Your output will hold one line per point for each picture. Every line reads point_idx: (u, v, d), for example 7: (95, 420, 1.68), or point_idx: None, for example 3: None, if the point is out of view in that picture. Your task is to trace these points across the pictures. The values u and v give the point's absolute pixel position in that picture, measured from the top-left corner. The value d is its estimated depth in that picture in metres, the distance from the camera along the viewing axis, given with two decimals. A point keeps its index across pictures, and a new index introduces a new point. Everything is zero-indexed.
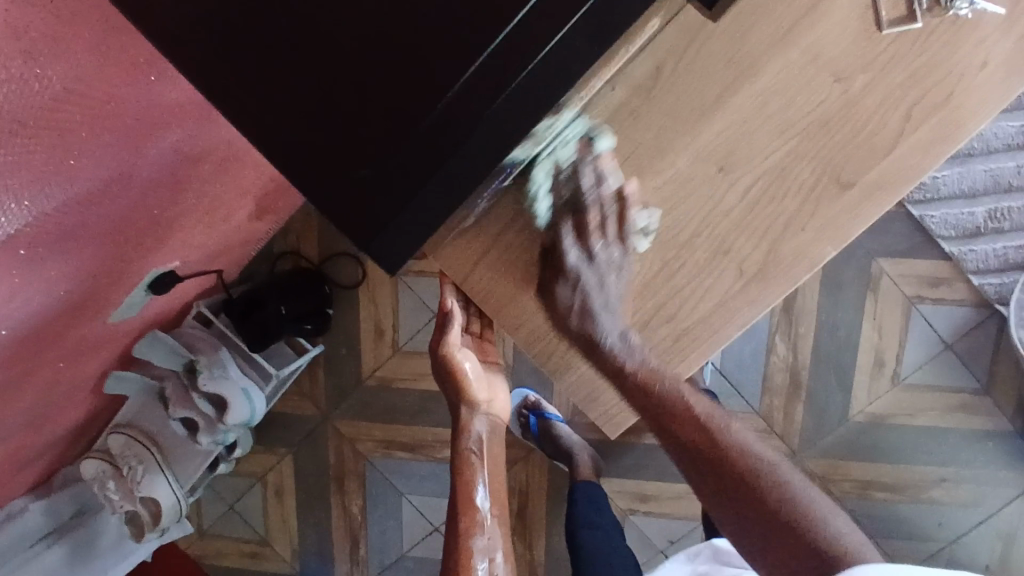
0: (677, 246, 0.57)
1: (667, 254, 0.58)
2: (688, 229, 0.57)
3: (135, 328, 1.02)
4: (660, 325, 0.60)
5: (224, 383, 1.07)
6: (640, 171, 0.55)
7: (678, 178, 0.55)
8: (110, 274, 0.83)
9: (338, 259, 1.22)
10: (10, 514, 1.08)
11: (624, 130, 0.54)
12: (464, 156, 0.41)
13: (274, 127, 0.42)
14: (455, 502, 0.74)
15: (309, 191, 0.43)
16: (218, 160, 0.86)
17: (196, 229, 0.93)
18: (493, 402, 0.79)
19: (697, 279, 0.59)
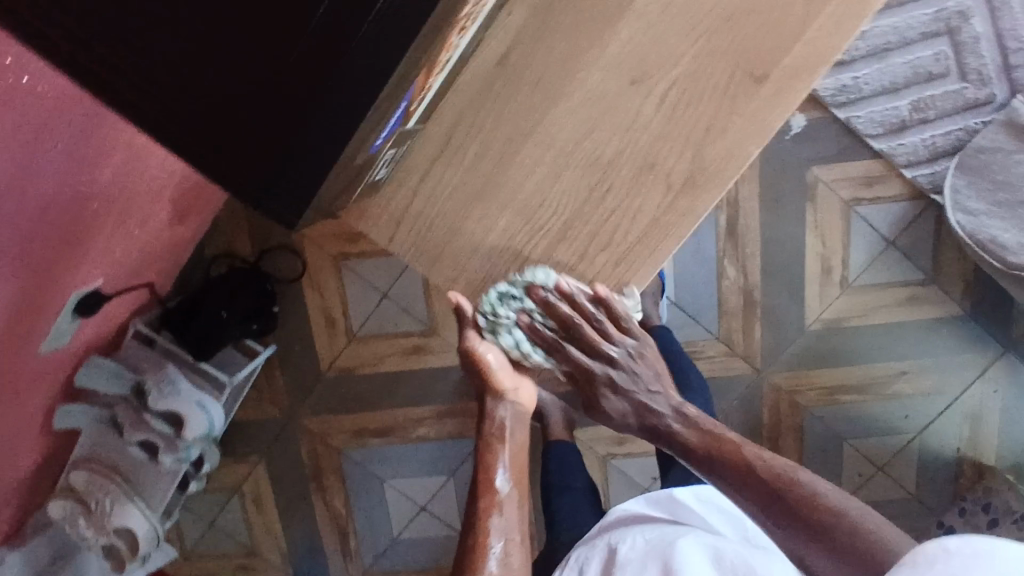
0: (600, 167, 0.56)
1: (591, 177, 0.56)
2: (609, 149, 0.55)
3: (70, 357, 0.97)
4: (598, 253, 0.58)
5: (176, 399, 1.02)
6: (551, 95, 0.55)
7: (592, 95, 0.55)
8: (27, 302, 0.77)
9: (274, 253, 1.17)
10: None
11: (528, 50, 0.55)
12: (352, 79, 0.40)
13: (145, 89, 0.39)
14: (477, 482, 0.76)
15: (187, 146, 0.41)
16: (120, 162, 0.81)
17: (113, 242, 0.88)
18: (520, 392, 0.78)
19: (626, 198, 0.56)
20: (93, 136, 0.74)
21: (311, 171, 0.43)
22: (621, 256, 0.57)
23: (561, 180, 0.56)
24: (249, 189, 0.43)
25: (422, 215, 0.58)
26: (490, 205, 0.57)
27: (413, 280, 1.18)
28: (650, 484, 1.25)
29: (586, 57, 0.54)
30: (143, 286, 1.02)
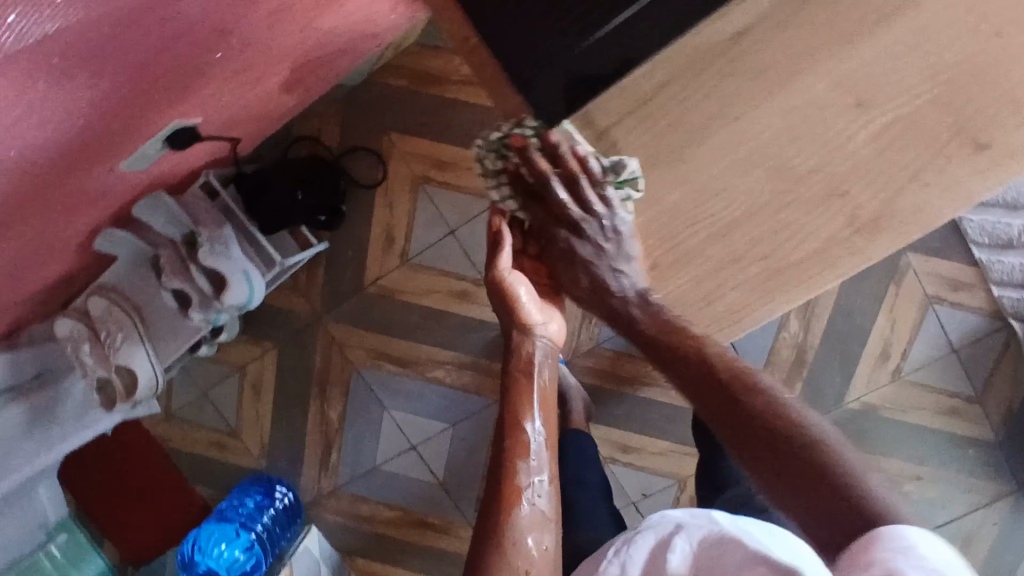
0: (795, 179, 0.62)
1: (783, 185, 0.62)
2: (816, 163, 0.61)
3: (134, 187, 0.93)
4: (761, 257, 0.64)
5: (225, 262, 0.99)
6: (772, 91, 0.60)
7: (815, 101, 0.59)
8: (123, 114, 0.72)
9: (359, 154, 1.14)
10: None
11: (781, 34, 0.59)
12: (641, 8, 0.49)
13: None
14: (502, 424, 0.73)
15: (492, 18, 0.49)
16: (268, 10, 0.72)
17: (227, 90, 0.82)
18: (551, 326, 0.79)
19: (808, 216, 0.63)
20: None
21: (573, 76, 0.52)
22: (774, 268, 0.64)
23: (750, 175, 0.62)
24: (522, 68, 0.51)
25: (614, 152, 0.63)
26: (686, 169, 0.63)
27: (484, 227, 1.15)
28: (637, 498, 1.23)
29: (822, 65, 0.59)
30: (230, 141, 0.97)
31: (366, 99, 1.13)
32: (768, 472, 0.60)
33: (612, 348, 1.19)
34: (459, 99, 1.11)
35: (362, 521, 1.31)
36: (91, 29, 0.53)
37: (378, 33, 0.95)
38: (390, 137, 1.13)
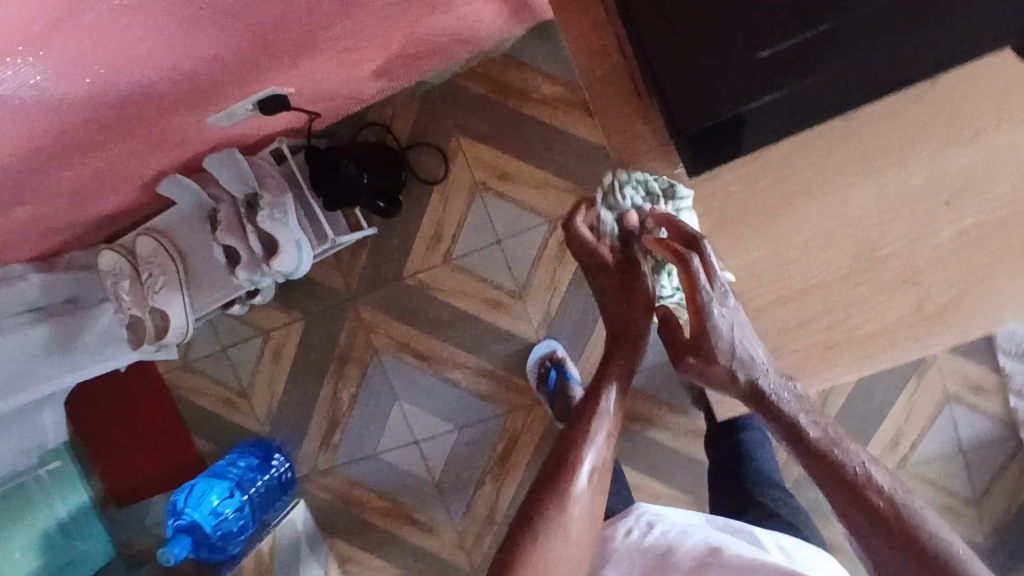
0: (871, 260, 0.65)
1: (857, 265, 0.65)
2: (892, 248, 0.64)
3: (213, 140, 0.96)
4: (831, 327, 0.67)
5: (280, 229, 1.02)
6: (869, 172, 0.62)
7: (906, 192, 0.62)
8: (230, 73, 0.75)
9: (425, 151, 1.17)
10: (8, 277, 1.07)
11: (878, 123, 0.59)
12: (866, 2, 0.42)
13: None
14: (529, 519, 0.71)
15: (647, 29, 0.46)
16: (390, 3, 0.75)
17: (328, 66, 0.85)
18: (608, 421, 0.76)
19: (875, 299, 0.66)
20: None
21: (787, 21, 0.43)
22: (838, 340, 0.68)
23: (829, 249, 0.65)
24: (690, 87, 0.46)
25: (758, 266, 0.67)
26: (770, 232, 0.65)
27: (531, 242, 1.18)
28: None
29: (913, 157, 0.60)
30: (310, 115, 1.00)
31: (443, 99, 1.16)
32: (848, 505, 0.60)
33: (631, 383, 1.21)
34: (534, 117, 1.14)
35: (350, 504, 1.32)
36: None
37: (475, 39, 0.98)
38: (459, 139, 1.16)
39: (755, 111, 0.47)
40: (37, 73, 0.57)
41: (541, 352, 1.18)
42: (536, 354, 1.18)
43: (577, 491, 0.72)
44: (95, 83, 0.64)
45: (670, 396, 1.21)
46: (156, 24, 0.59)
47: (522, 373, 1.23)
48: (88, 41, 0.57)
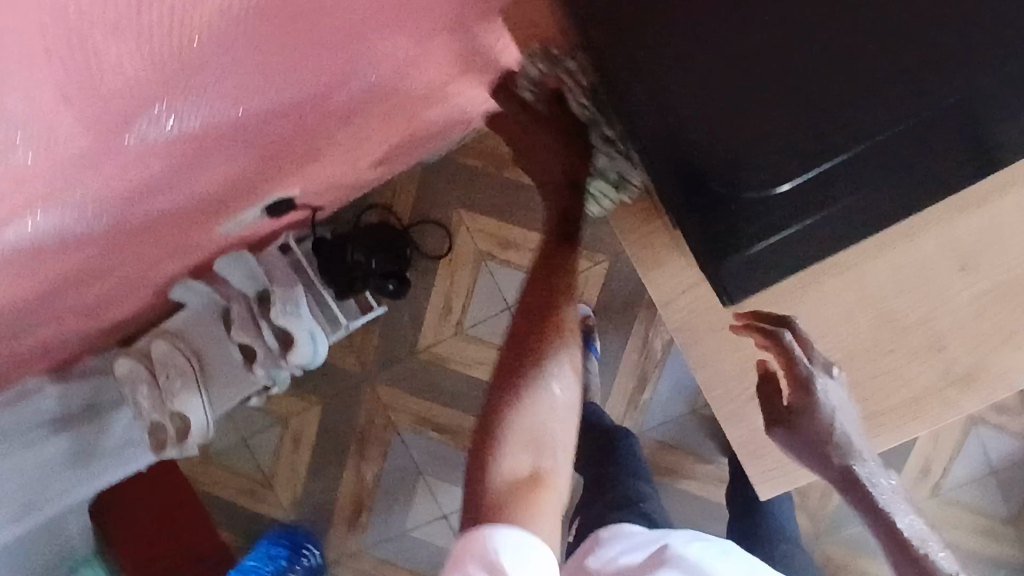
0: (893, 330, 0.63)
1: (880, 335, 0.63)
2: (912, 317, 0.62)
3: (222, 244, 0.96)
4: (866, 400, 0.65)
5: (294, 323, 1.02)
6: (887, 257, 0.60)
7: (921, 263, 0.60)
8: (238, 186, 0.76)
9: (429, 227, 1.19)
10: (25, 391, 1.03)
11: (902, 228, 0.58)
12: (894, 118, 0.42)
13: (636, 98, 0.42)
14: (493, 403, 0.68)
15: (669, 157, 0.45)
16: (390, 106, 0.77)
17: (331, 166, 0.87)
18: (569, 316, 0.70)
19: (903, 367, 0.64)
20: (396, 83, 0.71)
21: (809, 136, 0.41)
22: (877, 412, 0.65)
23: (853, 323, 0.63)
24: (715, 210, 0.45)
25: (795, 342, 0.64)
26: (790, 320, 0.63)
27: None
28: None
29: (927, 231, 0.59)
30: (314, 208, 1.01)
31: (441, 176, 1.17)
32: None
33: (655, 435, 1.20)
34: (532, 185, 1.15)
35: None
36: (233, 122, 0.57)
37: (469, 120, 1.00)
38: (460, 214, 1.18)
39: (796, 231, 0.47)
40: (55, 221, 0.58)
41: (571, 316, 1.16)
42: None
43: (546, 388, 0.67)
44: (111, 218, 0.65)
45: (695, 444, 1.20)
46: (169, 161, 0.60)
47: None
48: (105, 186, 0.57)
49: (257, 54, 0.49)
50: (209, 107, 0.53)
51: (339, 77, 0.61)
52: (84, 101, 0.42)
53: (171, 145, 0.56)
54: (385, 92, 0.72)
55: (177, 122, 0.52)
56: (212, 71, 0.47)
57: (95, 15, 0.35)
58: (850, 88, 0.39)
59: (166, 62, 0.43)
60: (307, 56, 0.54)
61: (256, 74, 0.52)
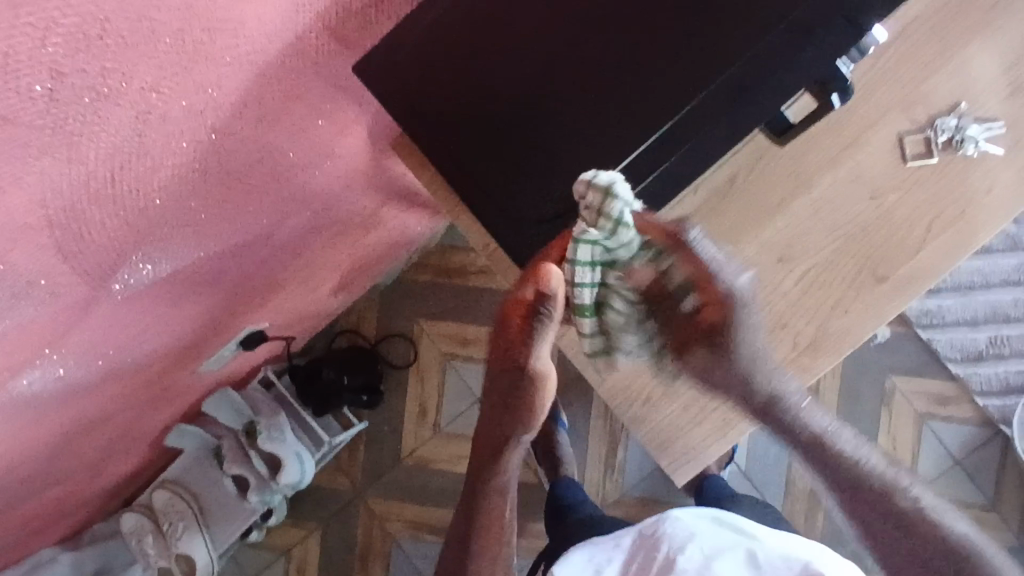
0: None
1: None
2: None
3: (207, 385, 1.08)
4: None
5: (281, 446, 1.12)
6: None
7: (746, 261, 0.67)
8: (214, 323, 0.90)
9: (393, 340, 1.31)
10: (35, 564, 1.08)
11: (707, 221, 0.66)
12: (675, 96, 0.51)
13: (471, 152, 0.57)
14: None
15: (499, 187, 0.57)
16: (331, 235, 0.93)
17: (292, 296, 1.01)
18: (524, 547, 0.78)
19: None
20: (332, 213, 0.87)
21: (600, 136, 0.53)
22: (739, 396, 0.69)
23: None
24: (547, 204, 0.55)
25: None
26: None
27: None
28: None
29: (747, 233, 0.67)
30: (286, 339, 1.14)
31: (397, 293, 1.32)
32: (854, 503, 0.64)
33: (636, 494, 1.26)
34: (478, 288, 1.29)
35: None
36: (199, 262, 0.72)
37: (409, 239, 1.17)
38: (419, 323, 1.31)
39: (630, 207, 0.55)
40: (59, 369, 0.70)
41: None
42: None
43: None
44: (107, 364, 0.78)
45: (676, 495, 1.25)
46: (150, 305, 0.74)
47: (536, 516, 1.28)
48: (101, 332, 0.71)
49: (208, 200, 0.64)
50: (177, 254, 0.68)
51: (281, 212, 0.77)
52: (76, 255, 0.56)
53: (151, 290, 0.71)
54: (324, 222, 0.88)
55: (154, 268, 0.67)
56: (175, 219, 0.62)
57: (81, 185, 0.50)
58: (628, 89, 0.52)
59: (138, 213, 0.58)
60: (250, 199, 0.69)
61: (208, 216, 0.66)
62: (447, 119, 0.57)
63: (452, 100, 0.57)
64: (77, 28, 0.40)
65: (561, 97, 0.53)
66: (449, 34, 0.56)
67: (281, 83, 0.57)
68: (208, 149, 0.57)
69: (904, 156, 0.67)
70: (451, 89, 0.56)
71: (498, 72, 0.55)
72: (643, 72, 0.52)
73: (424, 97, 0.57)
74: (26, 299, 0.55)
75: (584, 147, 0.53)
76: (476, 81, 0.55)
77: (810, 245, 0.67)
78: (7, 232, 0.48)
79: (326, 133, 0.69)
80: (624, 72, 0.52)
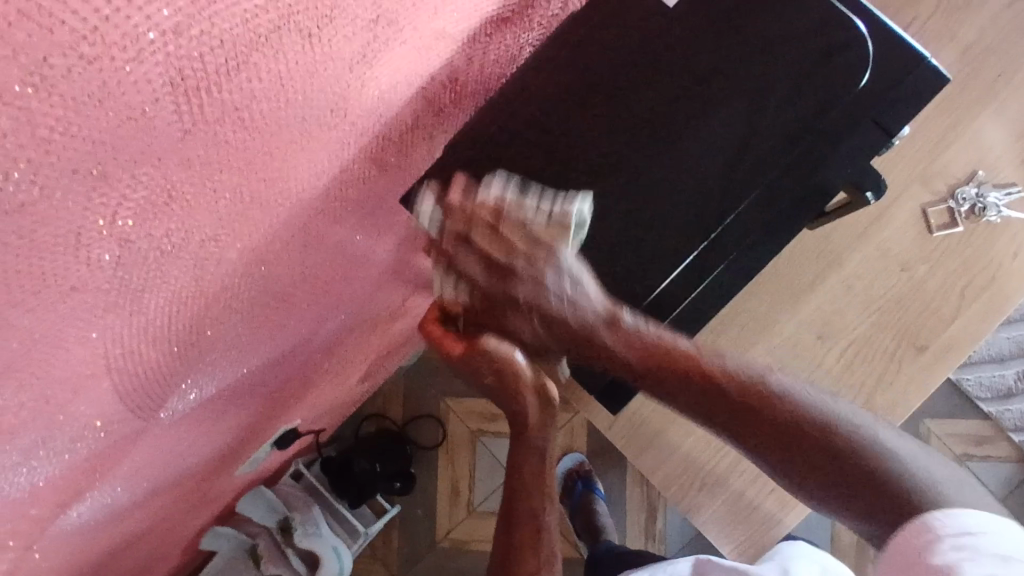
0: None
1: None
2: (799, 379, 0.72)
3: (242, 486, 1.07)
4: (777, 470, 0.71)
5: (318, 541, 1.12)
6: (761, 332, 0.72)
7: (790, 336, 0.73)
8: (252, 427, 0.90)
9: (421, 421, 1.31)
10: None
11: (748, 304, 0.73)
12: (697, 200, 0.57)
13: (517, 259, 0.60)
14: None
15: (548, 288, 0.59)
16: (362, 330, 0.94)
17: (326, 390, 1.02)
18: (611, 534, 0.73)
19: None
20: (364, 312, 0.89)
21: (641, 236, 0.58)
22: (791, 480, 0.70)
23: None
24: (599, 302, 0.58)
25: (694, 431, 0.72)
26: None
27: None
28: None
29: (786, 310, 0.73)
30: (316, 430, 1.14)
31: (421, 373, 1.32)
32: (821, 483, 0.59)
33: None
34: None
35: None
36: (240, 378, 0.73)
37: None
38: (445, 402, 1.31)
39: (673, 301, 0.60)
40: (103, 498, 0.69)
41: (570, 466, 1.25)
42: (564, 468, 1.25)
43: None
44: (150, 484, 0.77)
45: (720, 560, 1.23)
46: (194, 422, 0.74)
47: None
48: (146, 457, 0.71)
49: (253, 323, 0.65)
50: (220, 373, 0.68)
51: (318, 319, 0.78)
52: (130, 392, 0.57)
53: (195, 410, 0.71)
54: (357, 321, 0.89)
55: (201, 390, 0.68)
56: (221, 344, 0.63)
57: (141, 330, 0.51)
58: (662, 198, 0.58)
59: (190, 346, 0.59)
60: (290, 314, 0.70)
61: (252, 336, 0.67)
62: None
63: (495, 209, 0.60)
64: (145, 198, 0.41)
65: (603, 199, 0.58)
66: (492, 162, 0.60)
67: (324, 212, 0.59)
68: (257, 279, 0.58)
69: (929, 228, 0.72)
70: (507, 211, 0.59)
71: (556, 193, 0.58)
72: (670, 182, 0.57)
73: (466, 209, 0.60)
74: (83, 442, 0.55)
75: (639, 257, 0.59)
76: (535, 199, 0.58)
77: (850, 317, 0.73)
78: (71, 386, 0.48)
79: (362, 245, 0.71)
80: (661, 175, 0.58)
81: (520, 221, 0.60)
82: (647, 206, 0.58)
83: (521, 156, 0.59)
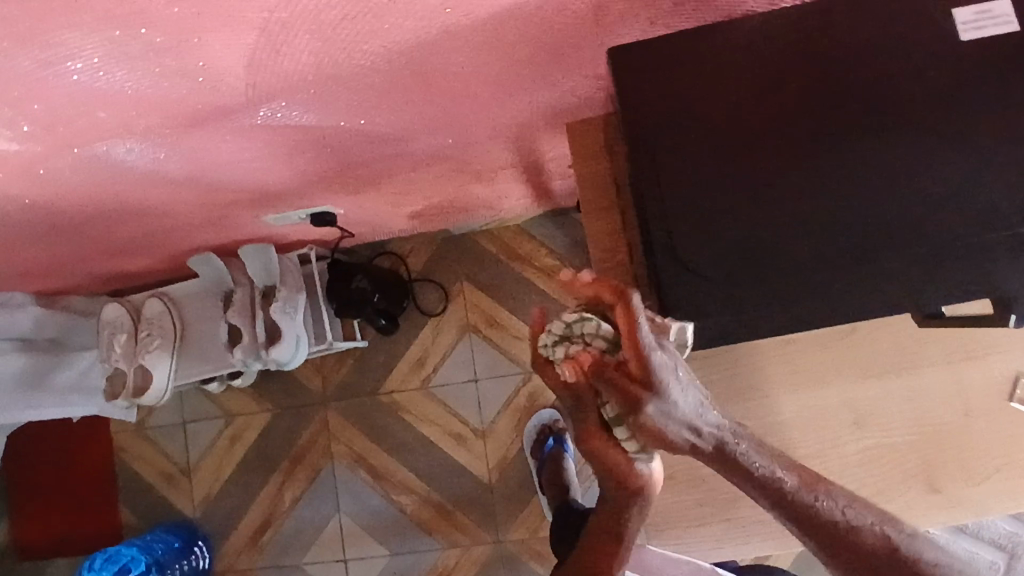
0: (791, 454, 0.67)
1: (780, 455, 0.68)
2: None
3: (254, 235, 1.08)
4: (746, 506, 0.69)
5: (287, 322, 1.11)
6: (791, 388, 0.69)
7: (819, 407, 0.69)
8: (305, 188, 0.91)
9: (430, 285, 1.31)
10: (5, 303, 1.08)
11: (804, 355, 0.69)
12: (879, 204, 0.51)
13: (661, 152, 0.54)
14: None
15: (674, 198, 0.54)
16: (448, 169, 0.93)
17: (377, 201, 1.02)
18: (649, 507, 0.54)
19: None
20: (465, 154, 0.88)
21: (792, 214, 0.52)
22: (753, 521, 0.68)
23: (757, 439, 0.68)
24: (700, 242, 0.54)
25: None
26: None
27: (502, 388, 1.28)
28: None
29: (829, 383, 0.69)
30: (342, 232, 1.14)
31: (459, 246, 1.30)
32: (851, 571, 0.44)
33: None
34: (529, 280, 1.28)
35: None
36: (336, 130, 0.73)
37: (498, 207, 1.17)
38: (461, 284, 1.30)
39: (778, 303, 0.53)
40: (160, 156, 0.71)
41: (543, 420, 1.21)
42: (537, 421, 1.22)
43: None
44: (199, 174, 0.79)
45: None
46: (274, 145, 0.75)
47: (467, 511, 1.27)
48: (215, 146, 0.72)
49: (384, 87, 0.64)
50: (321, 112, 0.68)
51: (431, 130, 0.77)
52: (256, 70, 0.57)
53: (283, 132, 0.71)
54: (451, 157, 0.88)
55: (301, 114, 0.68)
56: (346, 84, 0.63)
57: (301, 14, 0.51)
58: (847, 186, 0.52)
59: (321, 65, 0.58)
60: (413, 103, 0.69)
61: (372, 98, 0.66)
62: (651, 114, 0.55)
63: (667, 97, 0.55)
64: None
65: (793, 152, 0.53)
66: (690, 96, 0.55)
67: (520, 25, 0.57)
68: (417, 43, 0.57)
69: (1011, 393, 0.67)
70: (682, 158, 0.54)
71: (741, 164, 0.53)
72: (861, 171, 0.52)
73: (639, 76, 0.55)
74: (185, 76, 0.56)
75: (772, 218, 0.53)
76: (720, 155, 0.54)
77: (885, 423, 0.68)
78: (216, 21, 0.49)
79: (514, 86, 0.69)
80: (859, 160, 0.52)
81: (681, 124, 0.54)
82: (823, 175, 0.52)
83: (718, 104, 0.54)
